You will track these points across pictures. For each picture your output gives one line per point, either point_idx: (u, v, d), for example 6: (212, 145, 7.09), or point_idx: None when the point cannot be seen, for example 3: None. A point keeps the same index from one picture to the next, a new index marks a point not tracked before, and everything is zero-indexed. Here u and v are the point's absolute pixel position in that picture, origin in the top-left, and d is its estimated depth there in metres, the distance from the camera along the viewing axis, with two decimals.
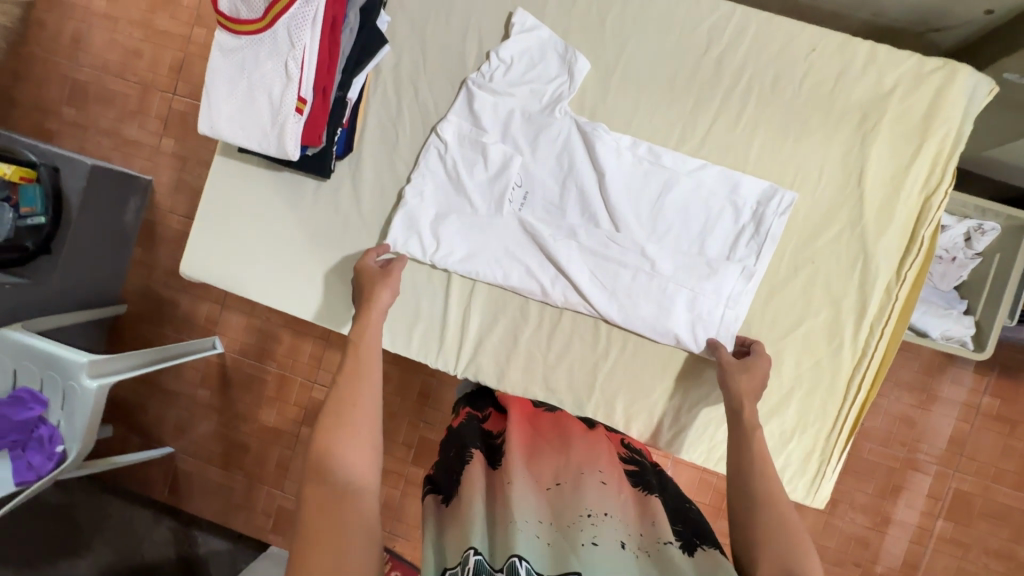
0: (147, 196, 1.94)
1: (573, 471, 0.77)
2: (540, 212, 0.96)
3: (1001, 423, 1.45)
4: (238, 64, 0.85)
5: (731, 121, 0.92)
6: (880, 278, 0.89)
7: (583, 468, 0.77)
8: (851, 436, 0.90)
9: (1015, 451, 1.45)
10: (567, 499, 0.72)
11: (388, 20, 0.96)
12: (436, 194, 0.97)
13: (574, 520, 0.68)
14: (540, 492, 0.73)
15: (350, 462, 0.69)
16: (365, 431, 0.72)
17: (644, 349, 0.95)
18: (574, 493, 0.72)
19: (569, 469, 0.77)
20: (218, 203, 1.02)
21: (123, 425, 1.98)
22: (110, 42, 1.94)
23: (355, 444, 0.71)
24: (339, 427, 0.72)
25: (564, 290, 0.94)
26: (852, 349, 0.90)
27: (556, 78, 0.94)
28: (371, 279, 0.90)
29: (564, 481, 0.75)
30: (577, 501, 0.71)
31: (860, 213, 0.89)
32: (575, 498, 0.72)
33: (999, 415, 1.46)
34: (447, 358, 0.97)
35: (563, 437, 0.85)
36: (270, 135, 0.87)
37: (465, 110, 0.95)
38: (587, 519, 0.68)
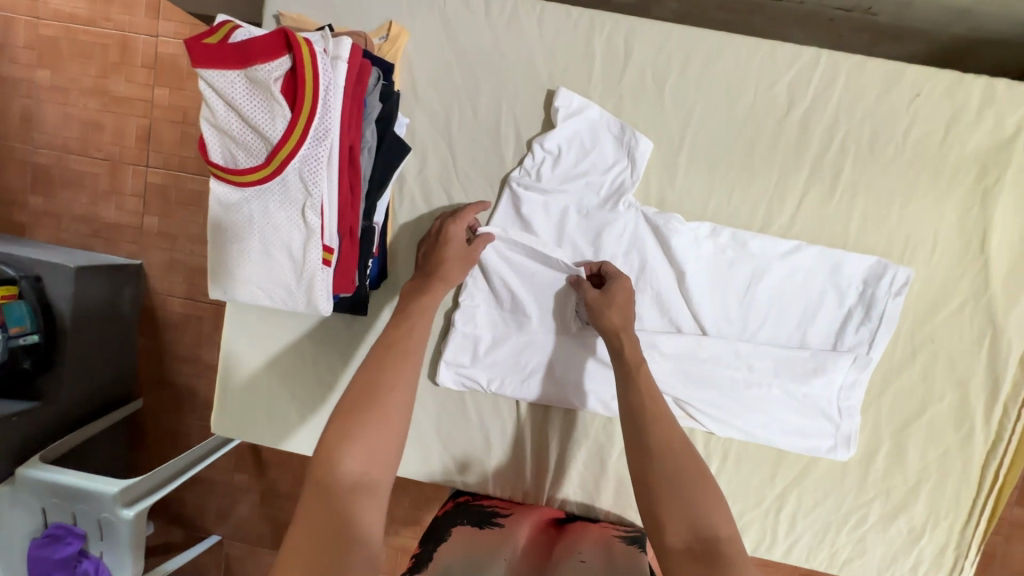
0: (140, 282, 1.77)
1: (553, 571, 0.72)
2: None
3: None
4: (244, 219, 0.71)
5: (824, 191, 0.79)
6: (1012, 352, 0.78)
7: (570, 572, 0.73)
8: (989, 524, 0.81)
9: None
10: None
11: (406, 121, 0.81)
12: (491, 315, 0.85)
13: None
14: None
15: (362, 455, 0.62)
16: (386, 429, 0.64)
17: (747, 456, 0.84)
18: None
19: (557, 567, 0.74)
20: (243, 352, 0.90)
21: (164, 519, 1.89)
22: (65, 117, 1.72)
23: (371, 438, 0.63)
24: (357, 417, 0.63)
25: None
26: (984, 432, 0.80)
27: (617, 165, 0.80)
28: (449, 257, 0.77)
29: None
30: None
31: (985, 282, 0.78)
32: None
33: None
34: (527, 491, 0.87)
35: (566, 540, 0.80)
36: (296, 293, 0.73)
37: (512, 217, 0.82)
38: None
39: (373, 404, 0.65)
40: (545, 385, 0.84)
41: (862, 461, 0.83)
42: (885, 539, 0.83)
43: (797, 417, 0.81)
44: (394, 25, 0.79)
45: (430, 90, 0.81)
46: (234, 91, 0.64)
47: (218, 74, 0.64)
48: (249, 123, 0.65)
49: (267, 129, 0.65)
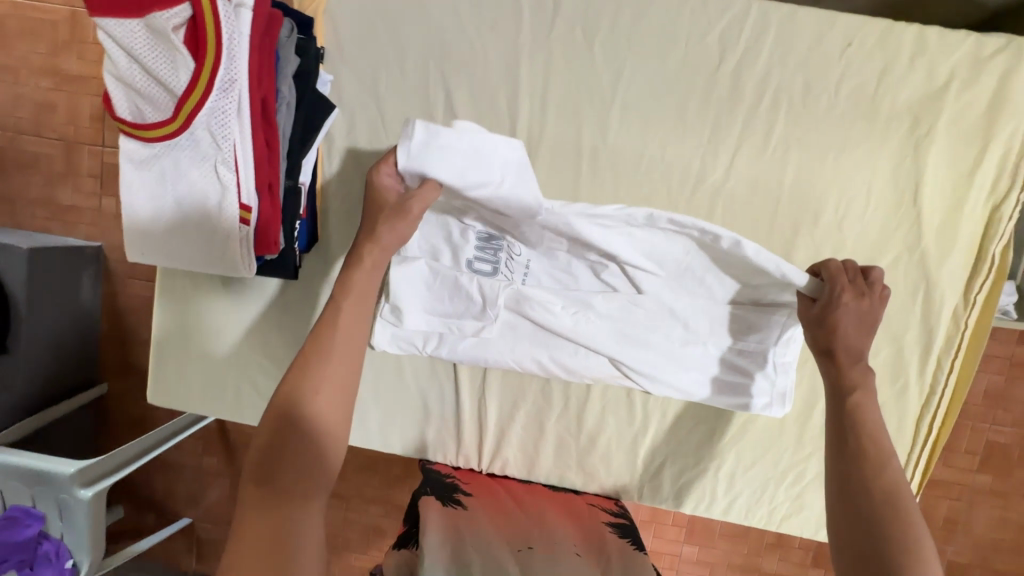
0: (101, 265, 1.74)
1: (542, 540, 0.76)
2: (550, 284, 0.81)
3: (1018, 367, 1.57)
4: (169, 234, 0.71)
5: (757, 146, 0.78)
6: (946, 305, 0.78)
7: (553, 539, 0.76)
8: (922, 478, 0.82)
9: None
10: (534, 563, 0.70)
11: (329, 79, 0.78)
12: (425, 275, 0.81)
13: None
14: (505, 553, 0.71)
15: (326, 396, 0.61)
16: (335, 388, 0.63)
17: (684, 416, 0.84)
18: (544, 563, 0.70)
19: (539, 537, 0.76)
20: (173, 320, 0.88)
21: (133, 505, 1.87)
22: (15, 96, 1.65)
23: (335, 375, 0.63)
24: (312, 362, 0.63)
25: (588, 367, 0.82)
26: (919, 387, 0.80)
27: (516, 187, 0.72)
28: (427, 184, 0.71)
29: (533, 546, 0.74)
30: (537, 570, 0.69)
31: (918, 236, 0.77)
32: (547, 566, 0.70)
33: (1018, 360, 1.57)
34: (467, 453, 0.87)
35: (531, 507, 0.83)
36: (217, 254, 0.72)
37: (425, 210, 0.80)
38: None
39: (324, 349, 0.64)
40: (482, 344, 0.82)
41: (798, 418, 0.82)
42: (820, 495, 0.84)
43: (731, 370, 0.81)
44: None
45: (354, 47, 0.79)
46: (133, 40, 0.62)
47: (115, 22, 0.61)
48: (152, 74, 0.63)
49: (171, 81, 0.63)
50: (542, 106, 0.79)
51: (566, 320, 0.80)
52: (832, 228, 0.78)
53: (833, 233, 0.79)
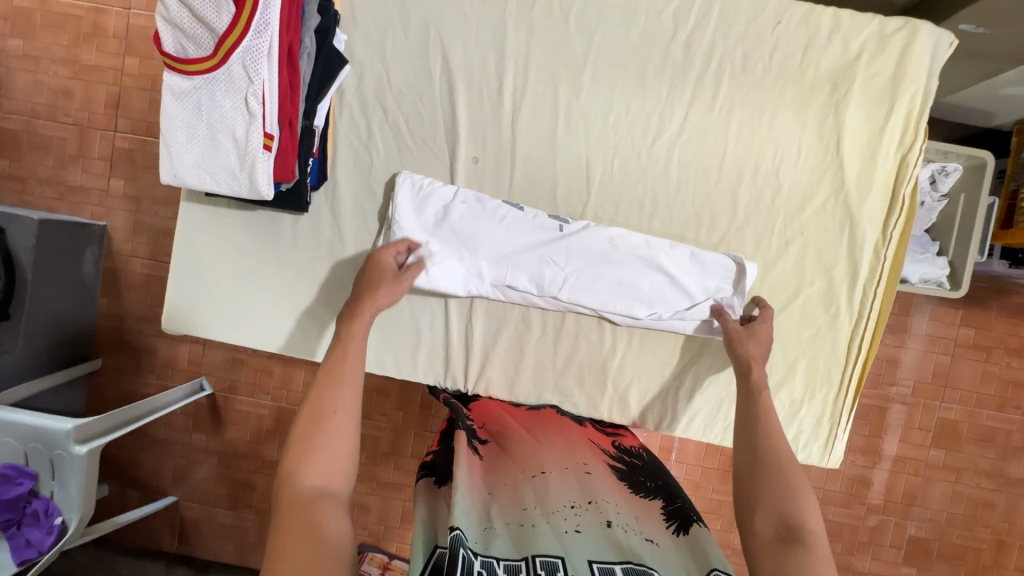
0: (104, 245, 1.80)
1: (556, 463, 0.79)
2: (533, 243, 0.93)
3: (965, 348, 1.70)
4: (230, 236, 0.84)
5: (706, 104, 0.92)
6: (867, 239, 0.91)
7: (567, 464, 0.80)
8: (856, 396, 0.93)
9: (976, 368, 1.71)
10: (550, 488, 0.74)
11: (344, 39, 0.92)
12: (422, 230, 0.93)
13: (555, 508, 0.71)
14: (523, 486, 0.75)
15: (325, 470, 0.68)
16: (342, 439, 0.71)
17: (648, 340, 0.95)
18: (556, 483, 0.75)
19: (556, 461, 0.80)
20: (191, 250, 0.97)
21: (119, 483, 1.89)
22: (35, 83, 1.76)
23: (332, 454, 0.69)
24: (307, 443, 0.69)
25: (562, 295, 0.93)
26: (850, 313, 0.92)
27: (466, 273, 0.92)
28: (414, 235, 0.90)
29: (549, 471, 0.77)
30: (553, 495, 0.73)
31: (842, 180, 0.91)
32: (560, 488, 0.74)
33: (962, 341, 1.71)
34: (454, 375, 0.97)
35: (548, 434, 0.87)
36: (241, 178, 0.82)
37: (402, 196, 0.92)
38: (570, 511, 0.71)
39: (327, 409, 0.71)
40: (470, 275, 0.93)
41: None
42: None
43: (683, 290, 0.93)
44: None
45: (366, 13, 0.92)
46: None
47: None
48: (198, 16, 0.75)
49: (214, 23, 0.75)
50: (525, 67, 0.93)
51: (546, 264, 0.93)
52: (771, 174, 0.92)
53: (772, 178, 0.92)
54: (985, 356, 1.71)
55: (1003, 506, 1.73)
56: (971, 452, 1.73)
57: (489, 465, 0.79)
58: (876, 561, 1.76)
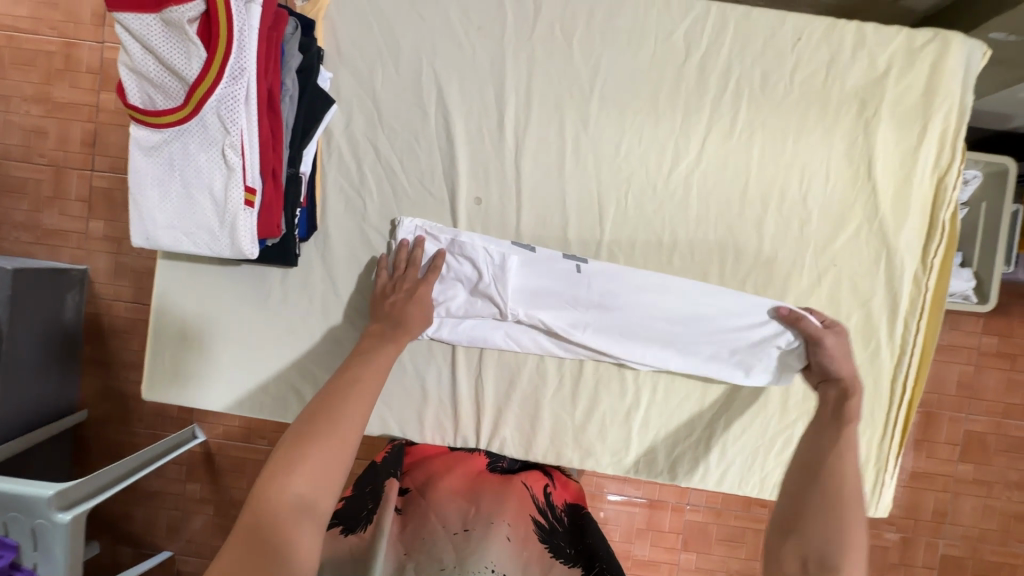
0: (86, 290, 1.71)
1: (481, 519, 0.76)
2: (548, 298, 0.85)
3: (988, 356, 1.64)
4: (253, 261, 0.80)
5: (725, 130, 0.85)
6: (906, 269, 0.84)
7: (492, 517, 0.76)
8: (902, 438, 0.86)
9: (1000, 376, 1.65)
10: (468, 550, 0.71)
11: (329, 77, 0.84)
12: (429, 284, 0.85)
13: (473, 570, 0.68)
14: (442, 545, 0.73)
15: (313, 479, 0.64)
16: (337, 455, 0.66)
17: (674, 387, 0.88)
18: (476, 545, 0.71)
19: (476, 516, 0.76)
20: (177, 313, 0.89)
21: (111, 539, 1.79)
22: (6, 124, 1.67)
23: (320, 461, 0.65)
24: (304, 442, 0.66)
25: (582, 345, 0.86)
26: (891, 349, 0.85)
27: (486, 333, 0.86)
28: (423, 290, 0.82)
29: (472, 527, 0.74)
30: (470, 557, 0.70)
31: (875, 207, 0.84)
32: (480, 547, 0.71)
33: (985, 349, 1.64)
34: (464, 434, 0.89)
35: (476, 485, 0.83)
36: (221, 237, 0.74)
37: (404, 253, 0.85)
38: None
39: (334, 418, 0.68)
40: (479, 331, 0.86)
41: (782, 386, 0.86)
42: None
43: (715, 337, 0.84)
44: None
45: (352, 48, 0.85)
46: (149, 33, 0.67)
47: (134, 17, 0.66)
48: (166, 64, 0.68)
49: (184, 70, 0.68)
50: (527, 97, 0.85)
51: (565, 322, 0.85)
52: (798, 203, 0.85)
53: (799, 206, 0.85)
54: (1010, 363, 1.65)
55: None
56: (999, 464, 1.67)
57: (411, 520, 0.77)
58: None
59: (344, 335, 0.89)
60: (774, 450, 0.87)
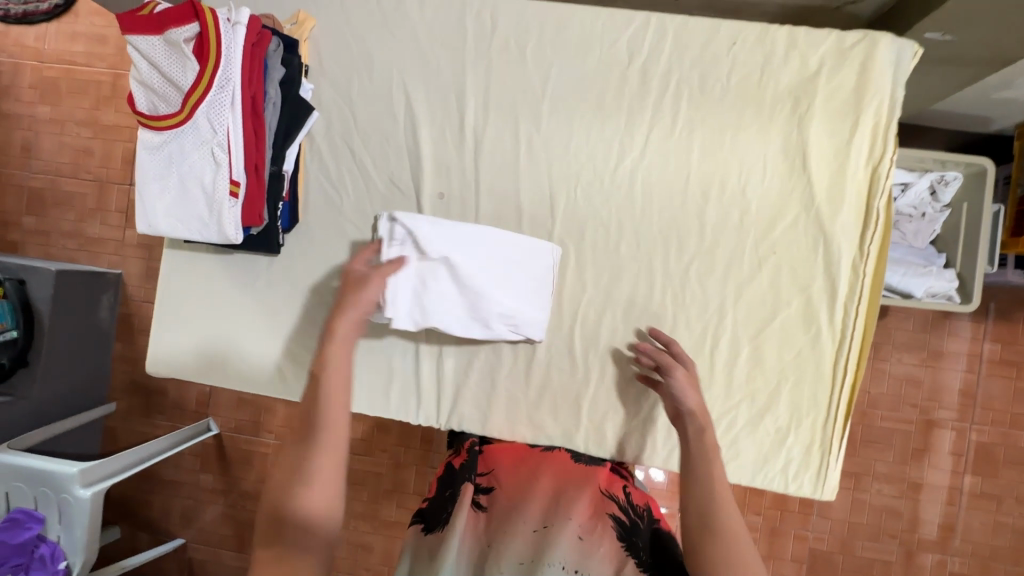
0: (120, 291, 1.88)
1: (558, 519, 0.83)
2: (493, 293, 0.90)
3: (989, 364, 1.60)
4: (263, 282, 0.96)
5: (666, 128, 0.92)
6: (843, 255, 0.88)
7: (567, 518, 0.83)
8: (848, 420, 0.88)
9: (1005, 385, 1.60)
10: (545, 548, 0.79)
11: (311, 87, 0.96)
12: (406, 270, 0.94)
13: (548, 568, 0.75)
14: (523, 541, 0.80)
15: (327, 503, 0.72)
16: (333, 473, 0.73)
17: (621, 368, 0.93)
18: (554, 543, 0.78)
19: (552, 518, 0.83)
20: (175, 297, 1.01)
21: (131, 524, 1.92)
22: (60, 145, 1.89)
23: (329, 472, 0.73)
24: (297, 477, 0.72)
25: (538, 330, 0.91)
26: (831, 333, 0.88)
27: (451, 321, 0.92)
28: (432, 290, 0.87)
29: (550, 525, 0.82)
30: (551, 554, 0.77)
31: (811, 196, 0.88)
32: (554, 547, 0.78)
33: (986, 356, 1.61)
34: (426, 410, 0.96)
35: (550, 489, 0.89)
36: (210, 224, 0.86)
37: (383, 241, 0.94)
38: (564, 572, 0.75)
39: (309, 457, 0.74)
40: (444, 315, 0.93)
41: (725, 368, 0.90)
42: (754, 440, 0.90)
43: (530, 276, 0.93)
44: (301, 13, 0.96)
45: (332, 63, 0.97)
46: (154, 51, 0.80)
47: (143, 39, 0.79)
48: (168, 78, 0.81)
49: (181, 81, 0.80)
50: (485, 102, 0.95)
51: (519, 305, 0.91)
52: (738, 194, 0.90)
53: (738, 197, 0.90)
54: (1016, 372, 1.60)
55: None
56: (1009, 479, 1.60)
57: (493, 515, 0.86)
58: None
59: (320, 316, 0.98)
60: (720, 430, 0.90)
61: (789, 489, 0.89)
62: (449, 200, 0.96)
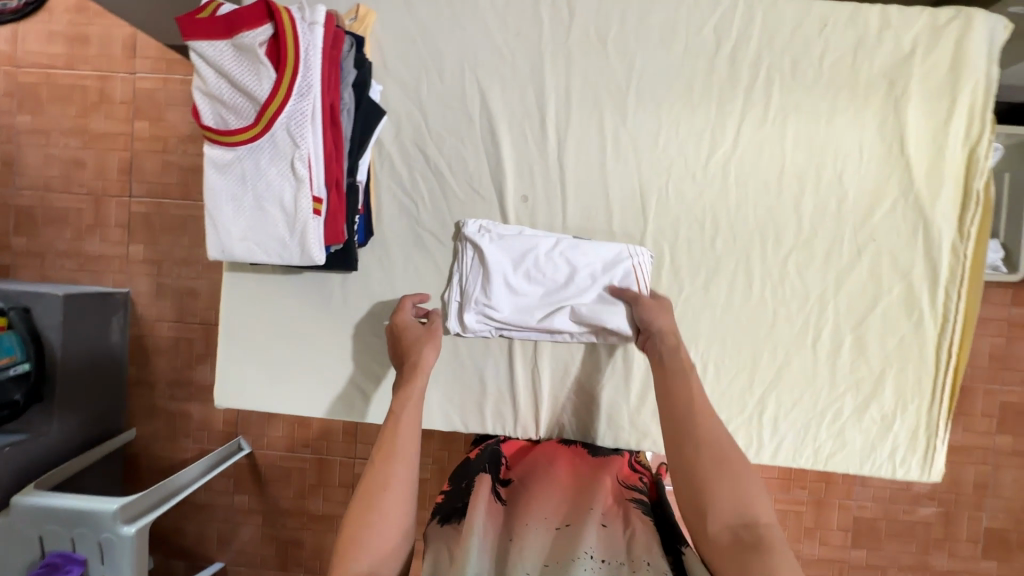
0: (129, 312, 1.75)
1: (577, 513, 0.75)
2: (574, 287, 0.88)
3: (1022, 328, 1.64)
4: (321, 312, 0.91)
5: (759, 117, 0.88)
6: (943, 238, 0.87)
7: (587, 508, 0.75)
8: (952, 403, 0.88)
9: None
10: (571, 540, 0.69)
11: (379, 89, 0.89)
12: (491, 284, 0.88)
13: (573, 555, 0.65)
14: (544, 535, 0.71)
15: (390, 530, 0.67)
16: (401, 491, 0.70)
17: (722, 367, 0.91)
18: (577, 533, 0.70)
19: (575, 510, 0.76)
20: (254, 328, 0.93)
21: (164, 552, 1.84)
22: (47, 157, 1.71)
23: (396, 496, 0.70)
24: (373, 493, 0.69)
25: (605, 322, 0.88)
26: (933, 318, 0.88)
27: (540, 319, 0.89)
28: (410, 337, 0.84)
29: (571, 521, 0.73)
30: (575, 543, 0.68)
31: (910, 181, 0.87)
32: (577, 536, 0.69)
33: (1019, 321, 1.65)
34: (523, 423, 0.92)
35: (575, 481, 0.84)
36: (291, 245, 0.79)
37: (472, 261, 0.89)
38: (590, 559, 0.65)
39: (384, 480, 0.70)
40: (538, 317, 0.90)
41: (829, 359, 0.89)
42: (860, 429, 0.89)
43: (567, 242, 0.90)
44: (362, 7, 0.88)
45: (398, 61, 0.90)
46: (223, 58, 0.72)
47: (209, 45, 0.72)
48: (239, 87, 0.73)
49: (255, 90, 0.73)
50: (567, 98, 0.89)
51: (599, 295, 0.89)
52: (834, 181, 0.88)
53: (835, 184, 0.88)
54: None
55: None
56: None
57: (505, 511, 0.78)
58: (953, 559, 1.58)
59: None
60: (828, 421, 0.90)
61: (896, 474, 0.90)
62: (535, 202, 0.91)
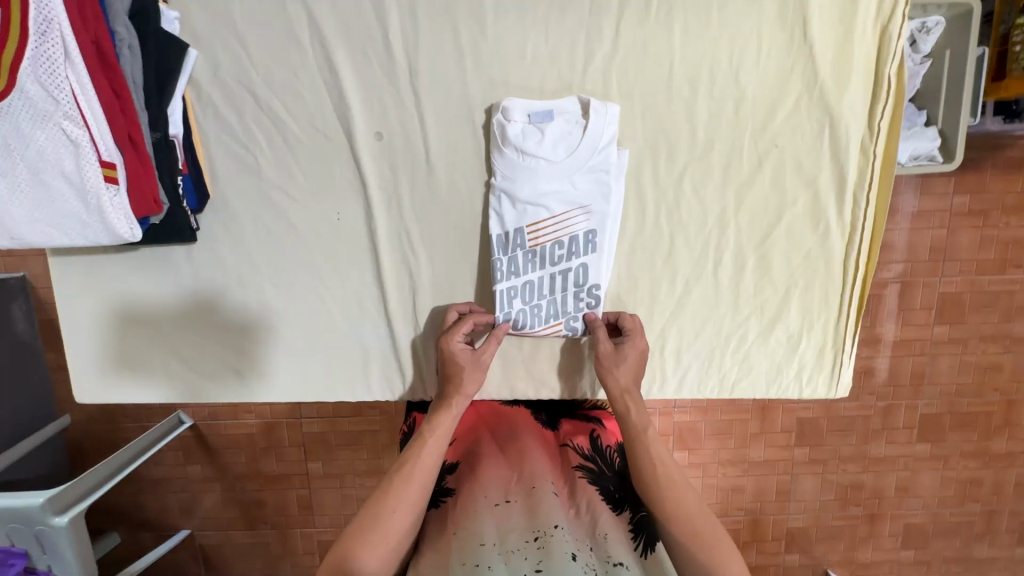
0: (30, 297, 1.34)
1: (522, 490, 0.78)
2: (552, 183, 0.77)
3: None
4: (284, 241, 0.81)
5: (640, 9, 0.74)
6: (851, 137, 0.77)
7: (534, 483, 0.78)
8: (859, 318, 0.84)
9: None
10: (521, 518, 0.73)
11: (175, 15, 0.72)
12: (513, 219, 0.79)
13: (515, 544, 0.69)
14: (488, 514, 0.74)
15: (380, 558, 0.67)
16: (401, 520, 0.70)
17: (620, 305, 0.84)
18: (519, 515, 0.73)
19: (520, 486, 0.78)
20: (87, 314, 0.84)
21: None
22: None
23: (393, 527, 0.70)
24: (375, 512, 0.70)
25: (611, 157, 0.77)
26: (840, 229, 0.80)
27: (560, 172, 0.77)
28: (461, 372, 0.79)
29: (514, 499, 0.76)
30: (514, 531, 0.71)
31: (814, 72, 0.75)
32: (525, 517, 0.73)
33: None
34: (414, 384, 0.87)
35: (517, 451, 0.85)
36: (92, 223, 0.67)
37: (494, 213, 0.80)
38: (531, 546, 0.68)
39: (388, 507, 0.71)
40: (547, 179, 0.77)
41: (732, 283, 0.83)
42: (766, 352, 0.85)
43: (536, 163, 0.77)
44: None
45: None
46: None
47: None
48: None
49: None
50: (411, 7, 0.73)
51: (603, 168, 0.77)
52: (731, 81, 0.76)
53: (732, 84, 0.76)
54: None
55: (1014, 366, 1.37)
56: None
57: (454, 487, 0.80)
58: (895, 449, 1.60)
59: (270, 306, 0.84)
60: (730, 349, 0.85)
61: (805, 392, 0.87)
62: (392, 138, 0.78)
